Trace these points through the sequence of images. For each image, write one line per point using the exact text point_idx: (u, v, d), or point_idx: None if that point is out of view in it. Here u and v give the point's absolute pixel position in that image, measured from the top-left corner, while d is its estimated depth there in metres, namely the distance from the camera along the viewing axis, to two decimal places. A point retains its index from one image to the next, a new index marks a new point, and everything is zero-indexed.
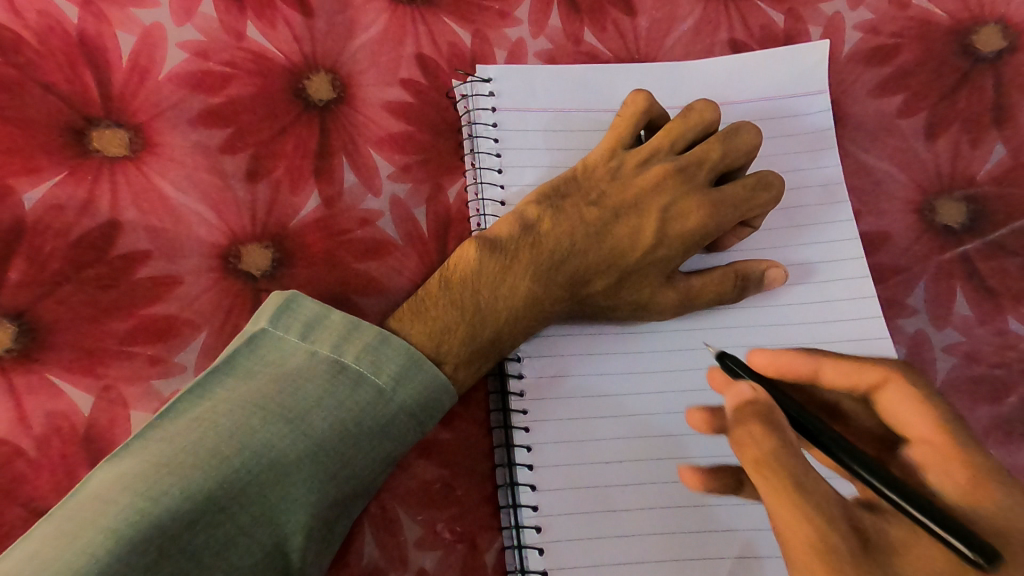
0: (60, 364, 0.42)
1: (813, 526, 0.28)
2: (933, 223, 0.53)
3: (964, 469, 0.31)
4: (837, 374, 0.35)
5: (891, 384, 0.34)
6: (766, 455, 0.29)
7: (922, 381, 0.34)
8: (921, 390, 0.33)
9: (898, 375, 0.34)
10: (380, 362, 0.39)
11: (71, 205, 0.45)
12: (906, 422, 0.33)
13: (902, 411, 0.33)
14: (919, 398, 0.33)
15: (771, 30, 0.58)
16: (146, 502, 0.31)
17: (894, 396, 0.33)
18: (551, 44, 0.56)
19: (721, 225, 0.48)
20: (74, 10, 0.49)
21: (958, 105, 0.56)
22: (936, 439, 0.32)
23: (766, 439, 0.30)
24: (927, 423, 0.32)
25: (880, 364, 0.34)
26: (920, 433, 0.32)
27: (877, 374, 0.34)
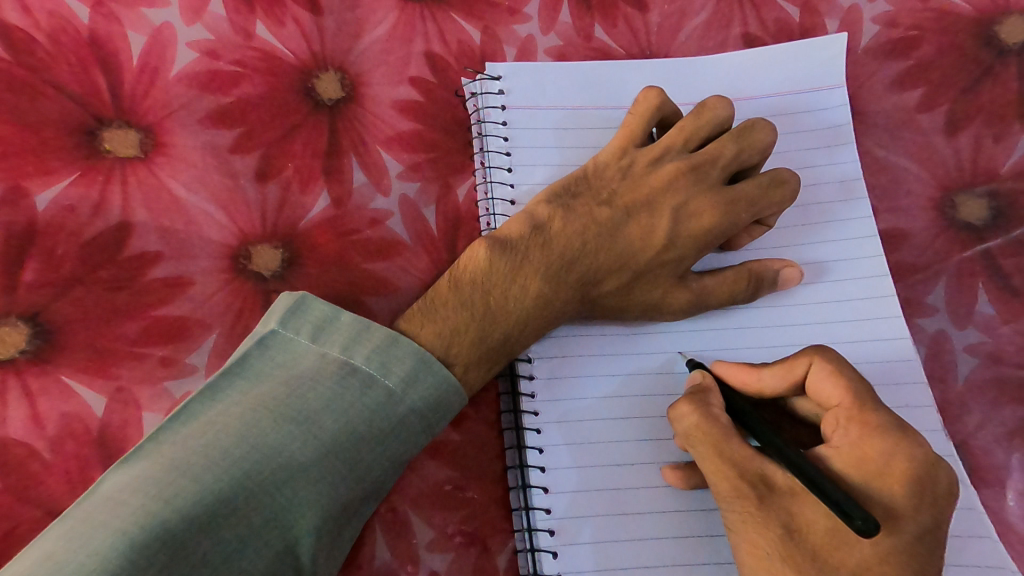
0: (73, 365, 0.42)
1: (731, 480, 0.38)
2: (954, 219, 0.52)
3: (869, 433, 0.37)
4: (770, 371, 0.42)
5: (812, 367, 0.40)
6: (692, 428, 0.40)
7: (841, 360, 0.40)
8: (839, 367, 0.40)
9: (815, 357, 0.40)
10: (390, 363, 0.38)
11: (83, 206, 0.45)
12: (828, 397, 0.40)
13: (825, 389, 0.40)
14: (836, 376, 0.39)
15: (787, 24, 0.57)
16: (157, 504, 0.31)
17: (815, 377, 0.40)
18: (562, 40, 0.56)
19: (735, 224, 0.47)
20: (85, 11, 0.49)
21: (981, 99, 0.54)
22: (847, 407, 0.39)
23: (690, 416, 0.41)
24: (842, 397, 0.39)
25: (799, 352, 0.41)
26: (837, 404, 0.39)
27: (798, 363, 0.41)
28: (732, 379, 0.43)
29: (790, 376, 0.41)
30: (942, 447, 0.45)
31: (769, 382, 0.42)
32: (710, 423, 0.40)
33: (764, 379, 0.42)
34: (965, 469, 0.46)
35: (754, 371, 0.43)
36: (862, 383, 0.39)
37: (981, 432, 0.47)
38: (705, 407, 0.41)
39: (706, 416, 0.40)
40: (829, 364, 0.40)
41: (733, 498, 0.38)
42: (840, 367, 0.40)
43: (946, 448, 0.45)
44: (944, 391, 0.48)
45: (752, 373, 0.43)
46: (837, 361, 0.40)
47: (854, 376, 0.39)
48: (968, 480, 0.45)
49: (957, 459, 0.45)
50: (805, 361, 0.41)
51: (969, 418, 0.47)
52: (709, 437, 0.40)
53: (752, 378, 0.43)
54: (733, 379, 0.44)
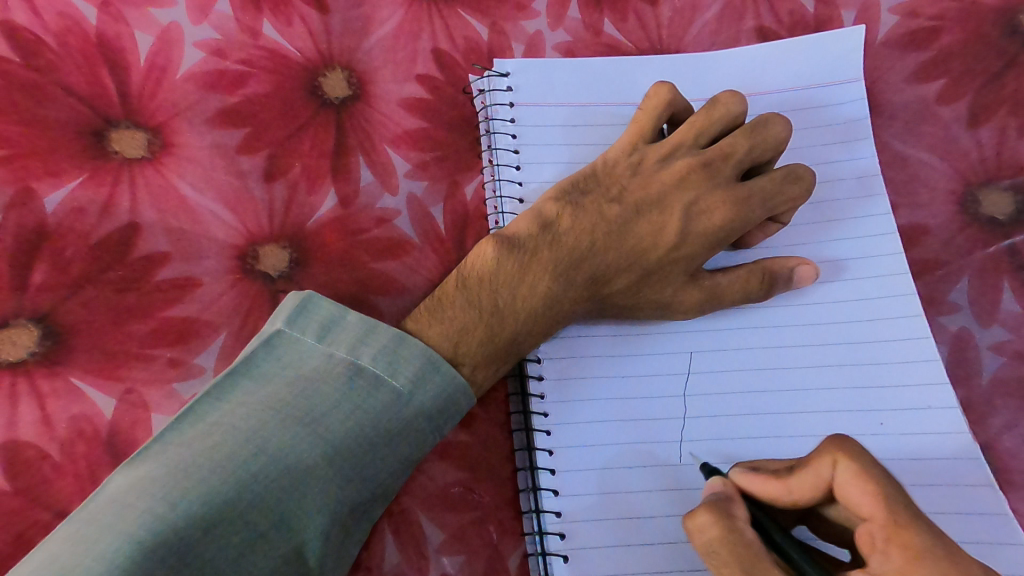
0: (83, 367, 0.42)
1: None
2: (977, 214, 0.50)
3: (912, 561, 0.30)
4: (796, 478, 0.35)
5: (837, 471, 0.33)
6: (714, 543, 0.34)
7: (868, 458, 0.33)
8: (867, 468, 0.32)
9: (840, 458, 0.33)
10: (397, 363, 0.38)
11: (91, 207, 0.45)
12: (860, 507, 0.32)
13: (857, 499, 0.32)
14: (867, 483, 0.32)
15: (801, 16, 0.56)
16: (164, 507, 0.31)
17: (843, 482, 0.33)
18: (570, 36, 0.55)
19: (749, 221, 0.46)
20: (93, 12, 0.49)
21: (1005, 89, 0.53)
22: (883, 524, 0.31)
23: (714, 528, 0.35)
24: (875, 509, 0.32)
25: (820, 451, 0.34)
26: (870, 517, 0.32)
27: (821, 466, 0.34)
28: (753, 489, 0.37)
29: (817, 484, 0.34)
30: (965, 449, 0.44)
31: (798, 491, 0.35)
32: (733, 543, 0.34)
33: (791, 489, 0.35)
34: (992, 471, 0.45)
35: (777, 481, 0.36)
36: (898, 489, 0.32)
37: (1007, 434, 0.46)
38: (729, 521, 0.35)
39: (727, 540, 0.34)
40: (857, 466, 0.32)
41: None
42: (872, 470, 0.32)
43: (970, 451, 0.44)
44: (968, 392, 0.46)
45: (776, 481, 0.36)
46: (864, 462, 0.33)
47: (885, 478, 0.32)
48: (995, 483, 0.43)
49: (983, 462, 0.44)
50: (828, 464, 0.33)
51: (995, 419, 0.46)
52: (733, 563, 0.33)
53: (778, 488, 0.36)
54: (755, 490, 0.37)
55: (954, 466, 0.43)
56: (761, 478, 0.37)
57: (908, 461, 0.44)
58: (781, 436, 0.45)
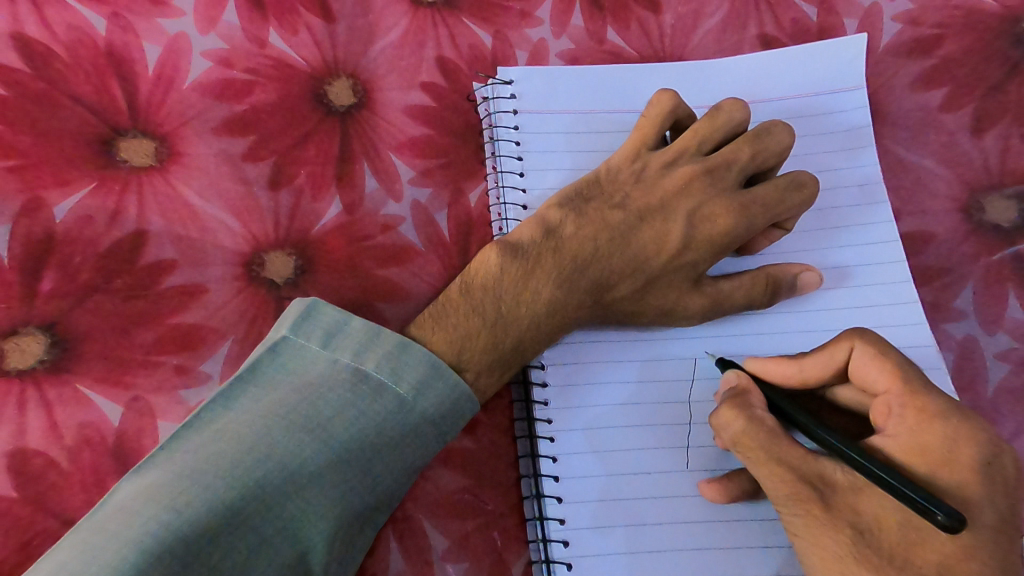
0: (90, 374, 0.42)
1: (789, 482, 0.36)
2: (981, 220, 0.50)
3: (926, 418, 0.36)
4: (810, 360, 0.41)
5: (854, 351, 0.39)
6: (740, 435, 0.38)
7: (883, 343, 0.39)
8: (882, 350, 0.38)
9: (856, 341, 0.39)
10: (401, 369, 0.38)
11: (99, 215, 0.45)
12: (875, 381, 0.38)
13: (873, 375, 0.38)
14: (882, 360, 0.38)
15: (803, 24, 0.56)
16: (170, 514, 0.31)
17: (859, 361, 0.39)
18: (574, 44, 0.55)
19: (752, 228, 0.46)
20: (102, 22, 0.49)
21: (1008, 96, 0.53)
22: (897, 392, 0.37)
23: (736, 422, 0.39)
24: (891, 381, 0.38)
25: (838, 338, 0.40)
26: (886, 389, 0.38)
27: (838, 348, 0.40)
28: (772, 376, 0.42)
29: (831, 363, 0.40)
30: None
31: (811, 370, 0.41)
32: (758, 427, 0.38)
33: (804, 369, 0.41)
34: None
35: (795, 363, 0.42)
36: (909, 365, 0.38)
37: (1014, 441, 0.45)
38: (751, 411, 0.39)
39: (752, 421, 0.38)
40: (873, 348, 0.39)
41: (792, 502, 0.36)
42: (886, 351, 0.38)
43: None
44: (974, 399, 0.46)
45: (792, 363, 0.42)
46: (880, 346, 0.39)
47: (899, 358, 0.38)
48: None
49: None
50: (847, 346, 0.40)
51: (1001, 427, 0.46)
52: (759, 442, 0.38)
53: (793, 369, 0.42)
54: (774, 376, 0.42)
55: None
56: (779, 364, 0.42)
57: None
58: None
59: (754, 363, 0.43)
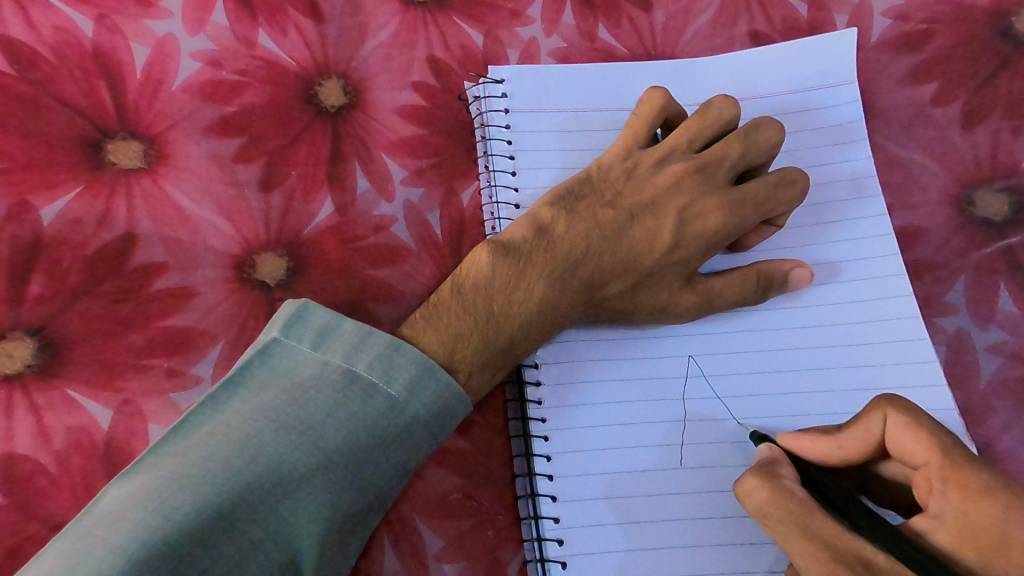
0: (79, 379, 0.42)
1: (827, 565, 0.32)
2: (972, 215, 0.50)
3: (972, 496, 0.32)
4: (848, 434, 0.38)
5: (888, 423, 0.36)
6: (767, 506, 0.35)
7: (917, 410, 0.35)
8: (918, 419, 0.35)
9: (889, 411, 0.36)
10: (392, 370, 0.38)
11: (88, 218, 0.45)
12: (912, 454, 0.35)
13: (908, 448, 0.35)
14: (918, 431, 0.34)
15: (794, 21, 0.56)
16: (157, 520, 0.30)
17: (895, 433, 0.35)
18: (565, 42, 0.55)
19: (743, 225, 0.46)
20: (89, 24, 0.49)
21: (997, 90, 0.53)
22: (939, 466, 0.34)
23: (761, 492, 0.35)
24: (930, 454, 0.34)
25: (868, 408, 0.37)
26: (924, 462, 0.34)
27: (871, 420, 0.37)
28: (809, 453, 0.39)
29: (868, 438, 0.37)
30: None
31: (850, 446, 0.38)
32: (786, 497, 0.34)
33: (842, 445, 0.38)
34: None
35: (830, 438, 0.38)
36: (948, 437, 0.34)
37: (1006, 435, 0.45)
38: (777, 481, 0.36)
39: (779, 494, 0.35)
40: (907, 417, 0.35)
41: None
42: (921, 420, 0.35)
43: None
44: (966, 393, 0.46)
45: (826, 440, 0.38)
46: (914, 414, 0.35)
47: (935, 426, 0.35)
48: None
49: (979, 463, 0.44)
50: (879, 417, 0.36)
51: (994, 421, 0.46)
52: (789, 515, 0.34)
53: (828, 445, 0.38)
54: (810, 453, 0.39)
55: None
56: (813, 438, 0.39)
57: None
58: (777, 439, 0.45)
59: (787, 438, 0.40)
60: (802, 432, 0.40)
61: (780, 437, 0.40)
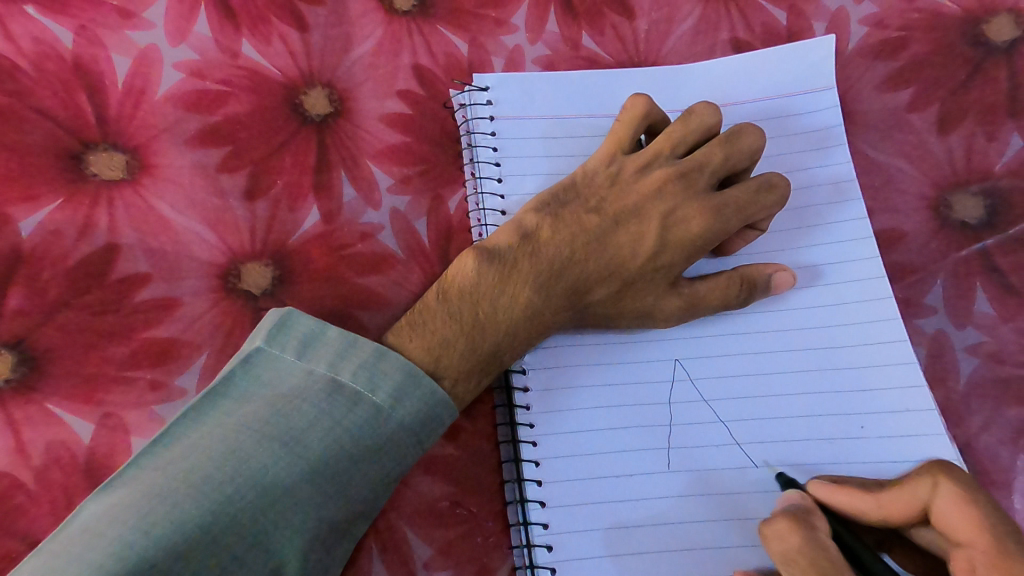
0: (59, 393, 0.41)
1: None
2: (949, 218, 0.51)
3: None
4: (888, 495, 0.39)
5: (937, 490, 0.36)
6: (794, 552, 0.36)
7: (971, 484, 0.36)
8: (971, 494, 0.35)
9: (940, 478, 0.36)
10: (377, 379, 0.38)
11: (68, 230, 0.45)
12: (954, 530, 0.35)
13: (952, 520, 0.35)
14: (968, 506, 0.35)
15: (774, 28, 0.57)
16: (135, 534, 0.30)
17: (942, 502, 0.36)
18: (549, 50, 0.56)
19: (725, 229, 0.47)
20: (69, 35, 0.49)
21: (971, 96, 0.54)
22: (981, 546, 0.34)
23: (791, 538, 0.37)
24: (974, 532, 0.34)
25: (920, 471, 0.37)
26: (967, 540, 0.34)
27: (920, 485, 0.37)
28: (841, 505, 0.40)
29: (912, 502, 0.37)
30: (943, 451, 0.44)
31: (891, 507, 0.38)
32: (816, 549, 0.36)
33: (881, 505, 0.39)
34: (971, 472, 0.45)
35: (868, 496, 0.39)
36: (997, 519, 0.34)
37: (985, 433, 0.46)
38: (811, 531, 0.37)
39: (812, 543, 0.36)
40: (956, 488, 0.35)
41: None
42: (973, 494, 0.35)
43: (947, 452, 0.44)
44: (945, 393, 0.47)
45: (869, 498, 0.39)
46: (968, 489, 0.35)
47: (986, 504, 0.35)
48: None
49: (960, 463, 0.44)
50: (928, 483, 0.37)
51: (973, 420, 0.47)
52: (817, 568, 0.35)
53: (868, 502, 0.39)
54: (845, 506, 0.40)
55: None
56: (848, 492, 0.40)
57: (889, 463, 0.44)
58: (762, 442, 0.45)
59: (819, 488, 0.41)
60: (839, 485, 0.41)
61: (812, 484, 0.42)
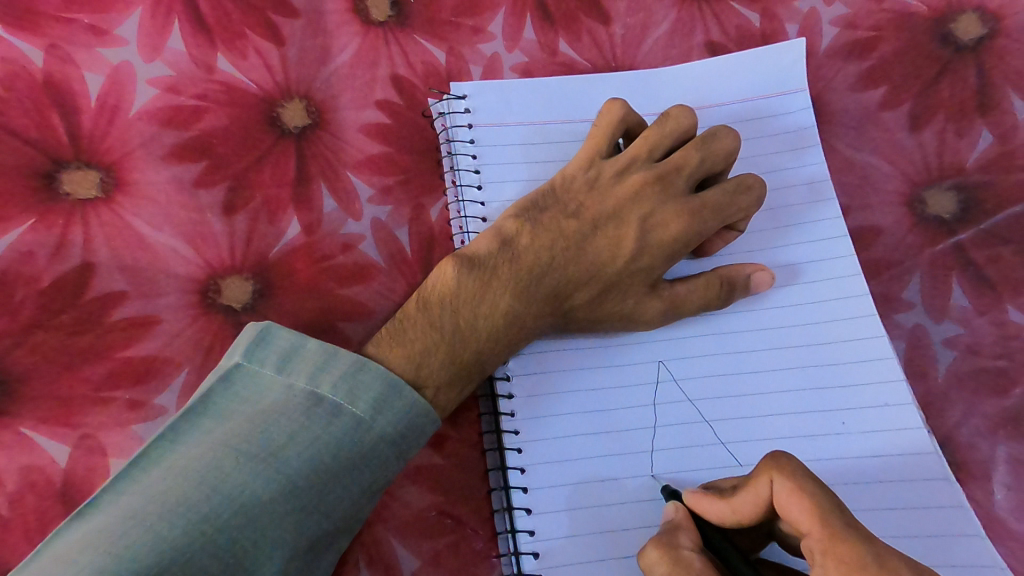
0: (34, 416, 0.41)
1: None
2: (924, 214, 0.52)
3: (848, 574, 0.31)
4: (738, 498, 0.37)
5: (774, 488, 0.35)
6: None
7: (799, 470, 0.35)
8: (801, 483, 0.34)
9: (775, 475, 0.35)
10: (357, 391, 0.38)
11: (42, 250, 0.44)
12: (798, 521, 0.34)
13: (794, 515, 0.34)
14: (801, 497, 0.34)
15: (748, 31, 0.58)
16: (108, 560, 0.30)
17: (780, 498, 0.34)
18: (527, 57, 0.56)
19: (703, 231, 0.47)
20: (39, 54, 0.49)
21: (941, 94, 0.55)
22: (818, 537, 0.33)
23: (660, 565, 0.37)
24: (812, 522, 0.33)
25: (758, 469, 0.36)
26: (807, 531, 0.34)
27: (759, 482, 0.36)
28: (705, 513, 0.39)
29: (758, 501, 0.36)
30: (923, 444, 0.45)
31: (743, 510, 0.37)
32: None
33: (735, 509, 0.37)
34: (951, 464, 0.46)
35: (722, 502, 0.38)
36: (829, 499, 0.34)
37: (965, 425, 0.47)
38: (676, 553, 0.37)
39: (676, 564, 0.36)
40: (789, 481, 0.34)
41: None
42: (802, 482, 0.34)
43: (926, 445, 0.44)
44: (925, 387, 0.48)
45: (722, 503, 0.38)
46: (798, 476, 0.34)
47: (815, 487, 0.34)
48: (954, 477, 0.44)
49: (941, 456, 0.44)
50: (766, 481, 0.35)
51: (952, 413, 0.47)
52: None
53: (724, 508, 0.38)
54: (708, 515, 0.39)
55: (912, 462, 0.44)
56: (710, 498, 0.39)
57: (871, 458, 0.45)
58: (745, 441, 0.46)
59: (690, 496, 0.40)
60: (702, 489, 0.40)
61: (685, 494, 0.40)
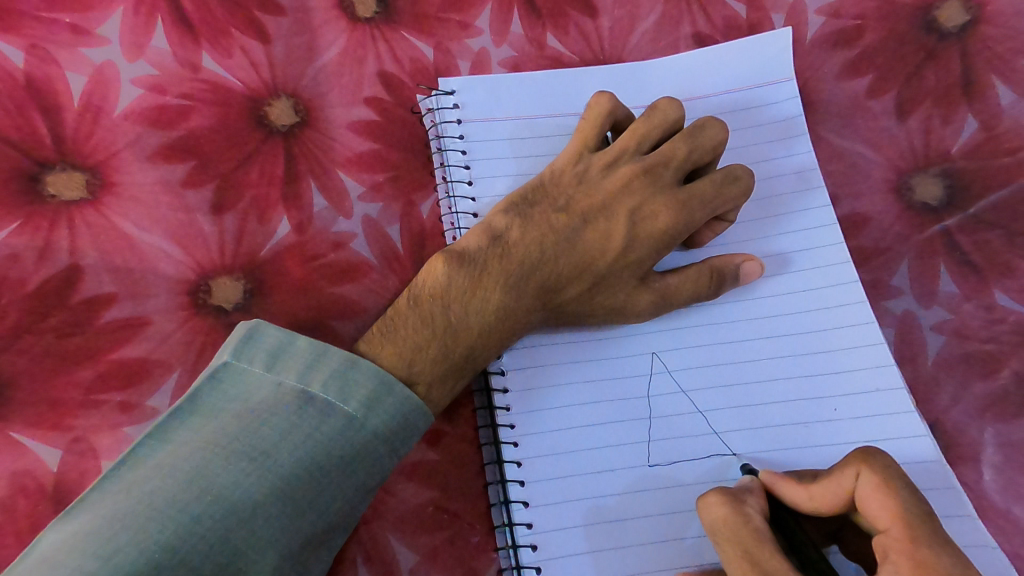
0: (24, 421, 0.41)
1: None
2: (911, 200, 0.53)
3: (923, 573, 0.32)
4: (819, 485, 0.39)
5: (859, 480, 0.36)
6: (720, 522, 0.38)
7: (893, 473, 0.36)
8: (891, 484, 0.35)
9: (863, 470, 0.36)
10: (349, 388, 0.38)
11: (28, 253, 0.44)
12: (876, 518, 0.36)
13: (874, 510, 0.36)
14: (886, 496, 0.35)
15: (735, 22, 0.58)
16: (95, 563, 0.30)
17: (864, 493, 0.36)
18: (515, 51, 0.56)
19: (693, 223, 0.47)
20: (19, 55, 0.48)
21: (926, 81, 0.55)
22: (896, 534, 0.34)
23: (720, 508, 0.39)
24: (892, 521, 0.35)
25: (846, 461, 0.38)
26: (885, 528, 0.35)
27: (845, 475, 0.37)
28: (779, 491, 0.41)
29: (838, 493, 0.38)
30: (913, 427, 0.45)
31: (820, 499, 0.39)
32: (739, 519, 0.38)
33: (813, 497, 0.39)
34: (941, 447, 0.46)
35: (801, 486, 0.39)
36: (919, 509, 0.35)
37: (954, 408, 0.47)
38: (740, 506, 0.39)
39: (738, 516, 0.38)
40: (878, 478, 0.36)
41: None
42: (893, 482, 0.36)
43: (917, 429, 0.45)
44: (915, 371, 0.48)
45: (800, 488, 0.40)
46: (889, 477, 0.36)
47: (906, 494, 0.35)
48: (945, 460, 0.44)
49: (932, 439, 0.45)
50: (852, 473, 0.37)
51: (941, 396, 0.48)
52: (737, 539, 0.37)
53: (801, 493, 0.39)
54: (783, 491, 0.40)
55: (901, 446, 0.45)
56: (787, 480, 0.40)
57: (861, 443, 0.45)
58: (736, 430, 0.46)
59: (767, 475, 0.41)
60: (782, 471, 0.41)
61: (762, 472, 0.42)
